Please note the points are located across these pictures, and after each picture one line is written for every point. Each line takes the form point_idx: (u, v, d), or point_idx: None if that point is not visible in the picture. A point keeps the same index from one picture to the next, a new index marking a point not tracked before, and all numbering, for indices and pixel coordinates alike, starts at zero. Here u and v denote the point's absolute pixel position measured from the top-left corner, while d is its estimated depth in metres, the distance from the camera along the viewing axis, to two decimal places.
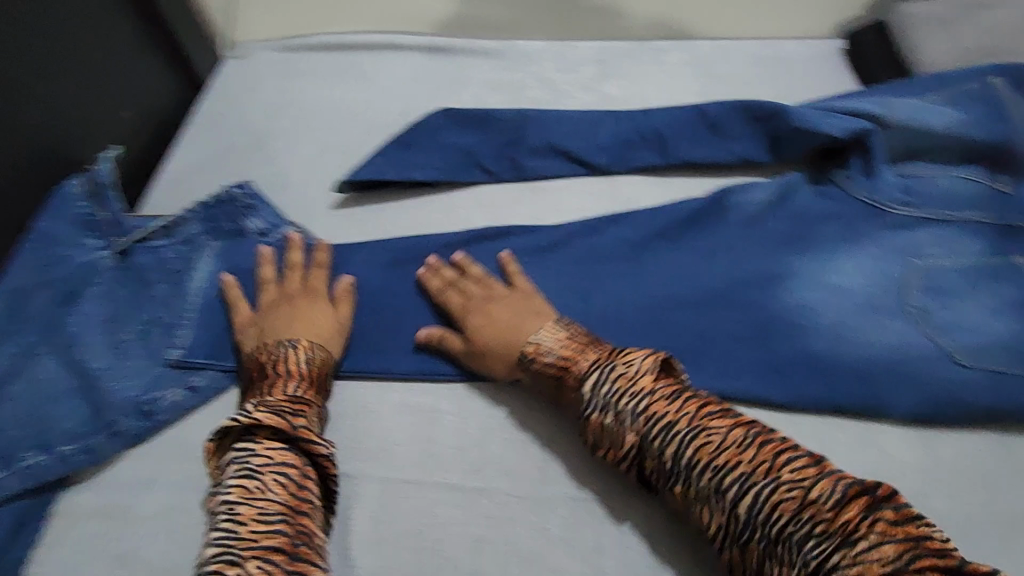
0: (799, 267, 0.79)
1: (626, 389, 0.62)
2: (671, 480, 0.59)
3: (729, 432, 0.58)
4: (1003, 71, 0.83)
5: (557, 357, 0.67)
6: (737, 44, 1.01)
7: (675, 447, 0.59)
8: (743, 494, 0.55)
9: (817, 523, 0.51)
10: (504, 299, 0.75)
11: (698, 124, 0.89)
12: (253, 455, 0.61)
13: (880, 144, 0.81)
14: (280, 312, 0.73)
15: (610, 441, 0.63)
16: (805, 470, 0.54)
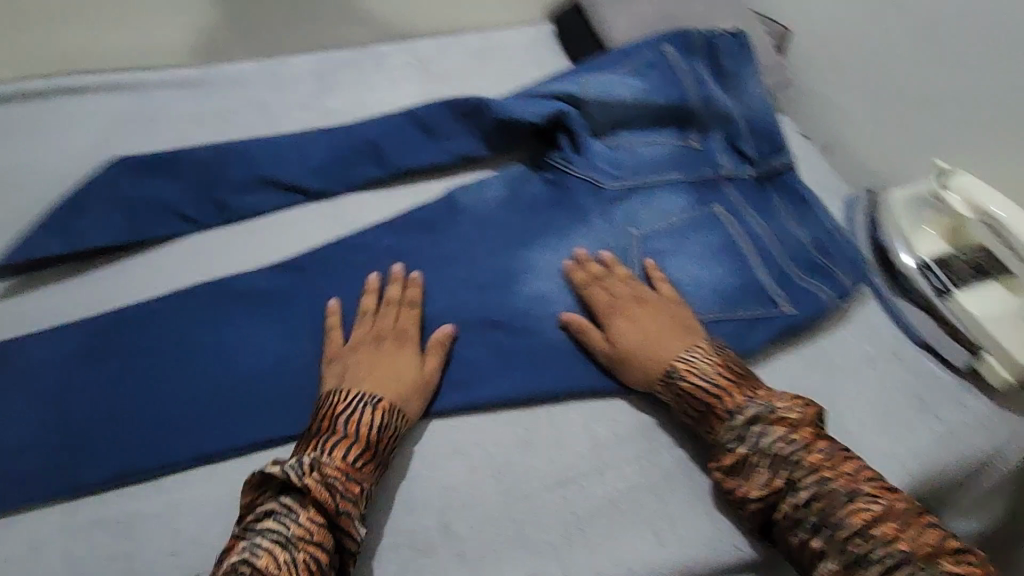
0: (533, 256, 0.80)
1: (791, 437, 0.61)
2: (806, 527, 0.59)
3: (891, 505, 0.58)
4: (671, 39, 0.92)
5: (713, 385, 0.66)
6: (423, 41, 1.07)
7: (824, 505, 0.58)
8: (892, 569, 0.55)
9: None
10: (644, 307, 0.73)
11: (410, 128, 0.85)
12: (279, 537, 0.53)
13: (579, 124, 0.87)
14: (384, 361, 0.67)
15: (750, 480, 0.62)
16: (960, 561, 0.55)
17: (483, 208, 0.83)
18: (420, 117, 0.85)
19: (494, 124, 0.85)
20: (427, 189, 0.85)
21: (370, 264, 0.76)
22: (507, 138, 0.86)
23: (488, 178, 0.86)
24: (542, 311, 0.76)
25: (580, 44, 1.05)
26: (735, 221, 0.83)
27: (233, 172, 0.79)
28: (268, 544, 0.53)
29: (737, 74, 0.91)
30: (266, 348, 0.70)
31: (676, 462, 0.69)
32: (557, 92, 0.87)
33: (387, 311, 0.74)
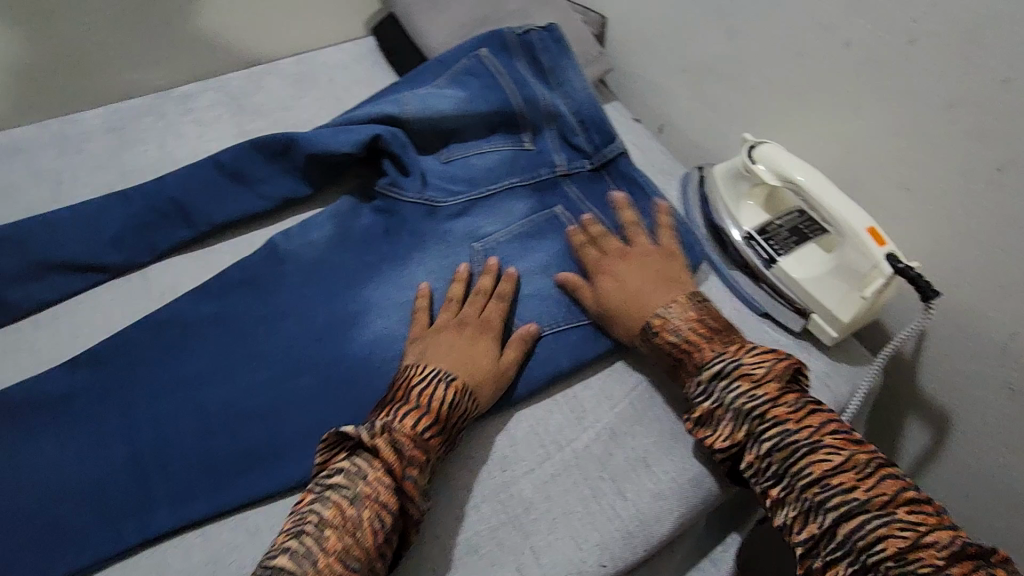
0: (372, 295, 0.75)
1: (754, 391, 0.60)
2: (768, 480, 0.58)
3: (850, 457, 0.56)
4: (486, 43, 0.90)
5: (683, 337, 0.66)
6: (233, 75, 0.99)
7: (788, 456, 0.57)
8: (848, 518, 0.53)
9: (886, 548, 0.51)
10: (642, 269, 0.72)
11: (215, 177, 0.77)
12: (362, 482, 0.55)
13: (403, 144, 0.82)
14: (462, 342, 0.67)
15: (717, 429, 0.62)
16: (921, 514, 0.52)
17: (311, 253, 0.77)
18: (222, 163, 0.77)
19: (307, 160, 0.78)
20: (249, 241, 0.79)
21: (189, 340, 0.69)
22: (328, 171, 0.81)
23: (314, 217, 0.80)
24: (386, 352, 0.71)
25: (404, 55, 1.00)
26: (574, 219, 0.83)
27: (4, 262, 0.69)
28: (371, 464, 0.56)
29: (558, 67, 0.90)
30: (66, 462, 0.61)
31: (534, 488, 0.63)
32: (374, 115, 0.83)
33: (212, 388, 0.66)
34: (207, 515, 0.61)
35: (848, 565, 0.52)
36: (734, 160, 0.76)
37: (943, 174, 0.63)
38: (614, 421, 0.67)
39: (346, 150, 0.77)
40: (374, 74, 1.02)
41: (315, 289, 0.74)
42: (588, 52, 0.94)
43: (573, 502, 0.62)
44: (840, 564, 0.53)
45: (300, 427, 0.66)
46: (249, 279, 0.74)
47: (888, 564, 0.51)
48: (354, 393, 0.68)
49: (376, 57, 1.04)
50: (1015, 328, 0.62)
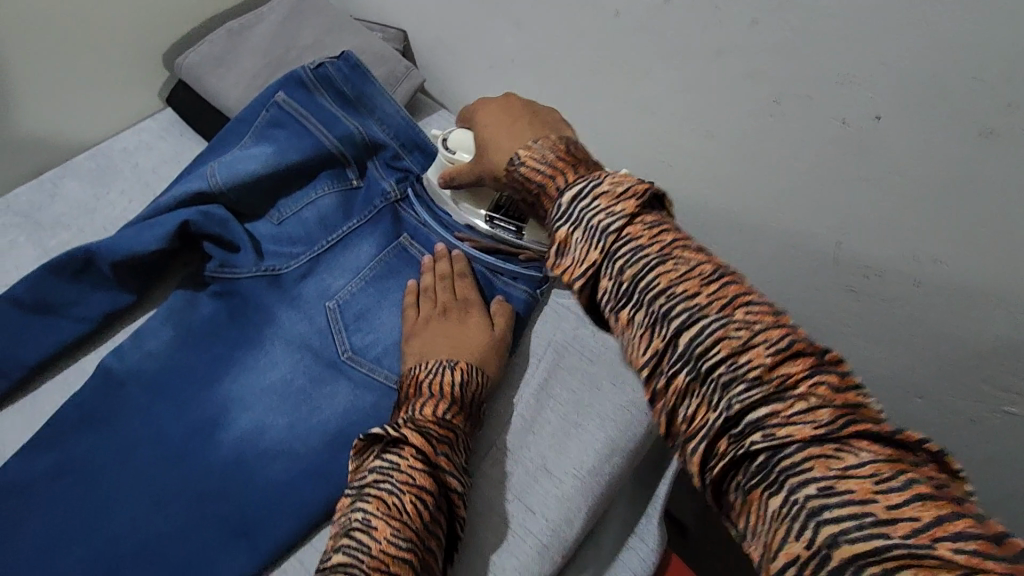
0: (229, 391, 0.69)
1: (613, 206, 0.45)
2: (616, 301, 0.44)
3: (699, 261, 0.42)
4: (283, 87, 0.84)
5: (546, 168, 0.53)
6: (19, 190, 0.89)
7: (634, 270, 0.43)
8: (687, 327, 0.40)
9: (721, 352, 0.39)
10: (509, 106, 0.62)
11: (17, 316, 0.69)
12: (396, 473, 0.53)
13: (218, 221, 0.75)
14: (458, 328, 0.68)
15: (570, 257, 0.46)
16: (761, 314, 0.39)
17: (151, 364, 0.70)
18: (19, 299, 0.69)
19: (114, 269, 0.71)
20: (81, 368, 0.71)
21: (34, 497, 0.62)
22: (147, 273, 0.74)
23: (147, 324, 0.73)
24: (257, 445, 0.66)
25: (208, 119, 0.94)
26: (415, 242, 0.79)
27: None
28: (403, 455, 0.54)
29: (365, 94, 0.84)
30: None
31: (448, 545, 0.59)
32: (182, 198, 0.77)
33: (68, 545, 0.60)
34: None
35: (686, 375, 0.40)
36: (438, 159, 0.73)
37: (733, 114, 0.66)
38: (507, 438, 0.65)
39: (153, 248, 0.71)
40: (182, 147, 0.95)
41: (163, 402, 0.68)
42: (395, 70, 0.92)
43: (486, 540, 0.60)
44: (681, 380, 0.40)
45: (178, 559, 0.60)
46: (84, 414, 0.67)
47: (725, 372, 0.38)
48: (228, 501, 0.63)
49: (181, 129, 0.97)
50: (838, 239, 0.66)
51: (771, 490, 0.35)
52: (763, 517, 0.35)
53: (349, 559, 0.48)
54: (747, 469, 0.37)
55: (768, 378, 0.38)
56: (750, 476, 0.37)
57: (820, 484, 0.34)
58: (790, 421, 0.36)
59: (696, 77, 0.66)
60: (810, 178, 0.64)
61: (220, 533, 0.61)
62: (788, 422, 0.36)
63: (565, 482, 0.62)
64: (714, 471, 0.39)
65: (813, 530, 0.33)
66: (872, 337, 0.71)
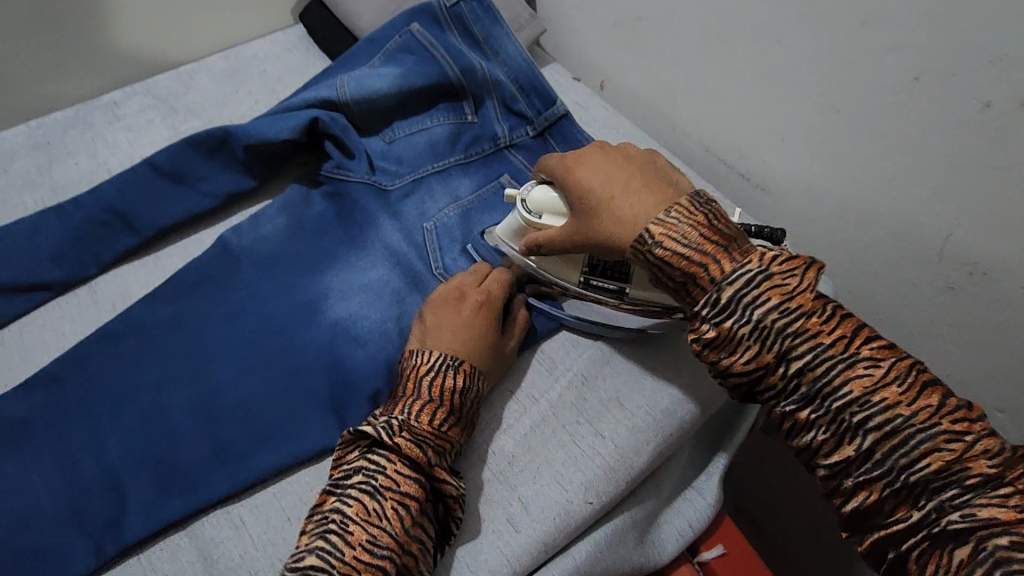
0: (329, 282, 0.73)
1: (786, 306, 0.49)
2: (786, 395, 0.49)
3: (882, 357, 0.48)
4: (416, 16, 0.87)
5: (693, 248, 0.52)
6: (158, 77, 0.96)
7: (817, 377, 0.48)
8: (882, 434, 0.46)
9: (926, 464, 0.45)
10: (613, 165, 0.60)
11: (154, 180, 0.75)
12: (381, 476, 0.53)
13: (340, 128, 0.80)
14: (461, 320, 0.63)
15: (727, 348, 0.50)
16: (964, 422, 0.45)
17: (264, 246, 0.75)
18: (157, 165, 0.75)
19: (246, 151, 0.77)
20: (199, 240, 0.77)
21: (147, 340, 0.67)
22: (270, 163, 0.79)
23: (263, 211, 0.78)
24: (350, 334, 0.69)
25: (336, 39, 0.99)
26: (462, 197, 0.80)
27: None
28: (390, 458, 0.54)
29: (492, 35, 0.87)
30: (30, 486, 0.58)
31: (514, 442, 0.63)
32: (311, 101, 0.81)
33: (172, 386, 0.64)
34: (182, 516, 0.58)
35: (879, 475, 0.46)
36: (510, 217, 0.68)
37: (867, 91, 0.66)
38: (586, 367, 0.68)
39: (285, 136, 0.76)
40: (306, 62, 1.00)
41: (269, 280, 0.72)
42: (519, 16, 0.94)
43: (554, 452, 0.63)
44: (876, 485, 0.46)
45: (270, 419, 0.63)
46: (200, 278, 0.72)
47: (885, 426, 0.46)
48: (321, 378, 0.66)
49: (308, 44, 1.02)
50: (951, 231, 0.65)
51: (959, 549, 0.43)
52: (948, 570, 0.43)
53: (321, 559, 0.49)
54: (931, 538, 0.44)
55: (960, 466, 0.44)
56: (938, 548, 0.44)
57: (964, 512, 0.43)
58: (985, 507, 0.43)
59: (834, 51, 0.67)
60: (939, 165, 0.64)
61: (307, 404, 0.64)
62: (987, 503, 0.43)
63: (635, 415, 0.64)
64: (901, 546, 0.46)
65: (993, 555, 0.42)
66: (965, 346, 0.70)
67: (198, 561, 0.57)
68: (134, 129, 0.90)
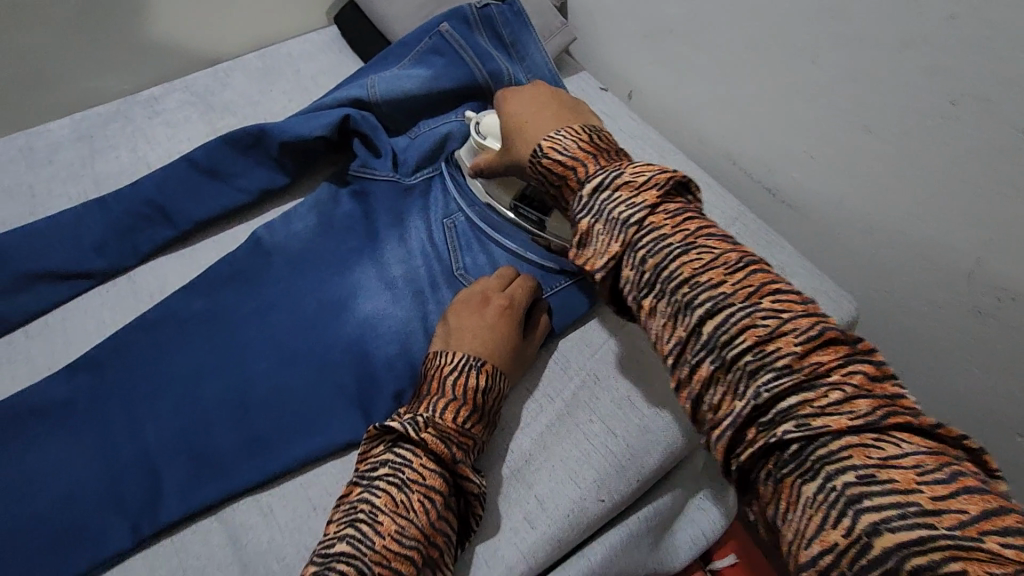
0: (357, 280, 0.75)
1: (649, 221, 0.50)
2: (638, 289, 0.50)
3: (727, 254, 0.47)
4: (447, 17, 0.88)
5: (568, 155, 0.57)
6: (197, 74, 0.99)
7: (659, 264, 0.48)
8: (712, 317, 0.45)
9: (747, 340, 0.43)
10: (534, 97, 0.65)
11: (193, 175, 0.77)
12: (408, 469, 0.54)
13: (368, 125, 0.81)
14: (483, 322, 0.65)
15: (588, 246, 0.53)
16: (804, 314, 0.44)
17: (295, 243, 0.77)
18: (197, 161, 0.77)
19: (281, 149, 0.79)
20: (233, 234, 0.79)
21: (181, 329, 0.69)
22: (303, 161, 0.81)
23: (295, 209, 0.80)
24: (376, 332, 0.71)
25: (370, 41, 1.01)
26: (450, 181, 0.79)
27: None
28: (416, 453, 0.55)
29: (521, 40, 0.88)
30: (70, 465, 0.60)
31: (531, 441, 0.65)
32: (342, 99, 0.83)
33: (204, 376, 0.66)
34: (213, 500, 0.60)
35: (712, 364, 0.45)
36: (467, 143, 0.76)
37: (900, 112, 0.66)
38: (605, 370, 0.69)
39: (318, 134, 0.78)
40: (339, 62, 1.03)
41: (299, 276, 0.75)
42: (550, 24, 0.95)
43: (569, 450, 0.64)
44: (709, 372, 0.45)
45: (297, 411, 0.65)
46: (233, 272, 0.74)
47: (750, 360, 0.43)
48: (347, 373, 0.68)
49: (342, 45, 1.05)
50: (979, 254, 0.65)
51: (800, 473, 0.39)
52: (793, 501, 0.39)
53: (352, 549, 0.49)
54: (777, 459, 0.41)
55: (800, 367, 0.41)
56: (783, 468, 0.40)
57: (799, 422, 0.40)
58: (820, 409, 0.40)
59: (869, 72, 0.67)
60: (970, 188, 0.64)
61: (333, 399, 0.66)
62: (822, 412, 0.40)
63: (646, 415, 0.65)
64: (744, 458, 0.43)
65: (850, 517, 0.36)
66: (988, 370, 0.70)
67: (227, 545, 0.59)
68: (172, 124, 0.92)
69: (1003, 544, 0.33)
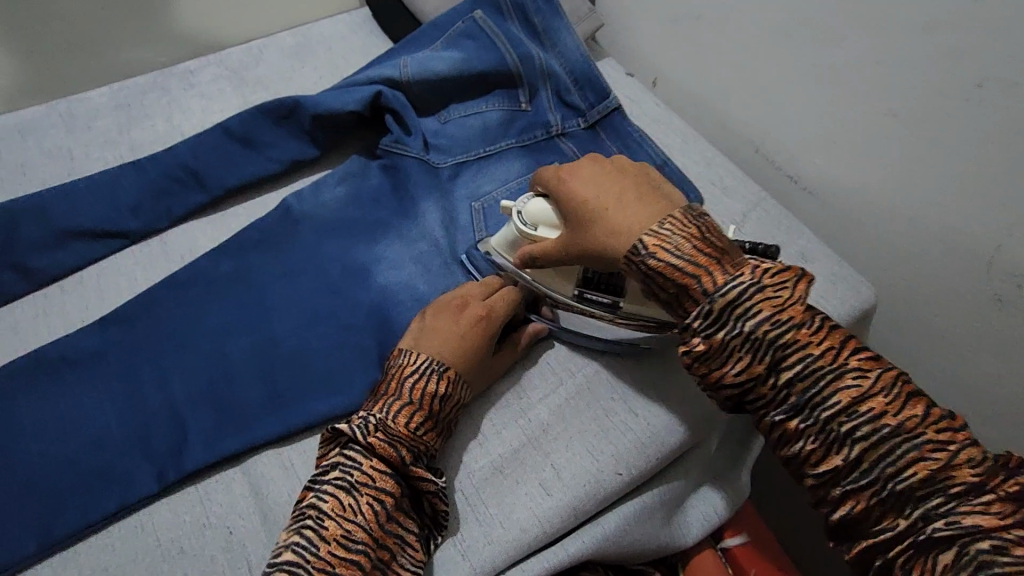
0: (382, 250, 0.76)
1: (778, 318, 0.50)
2: (777, 405, 0.50)
3: (875, 376, 0.48)
4: (480, 4, 0.91)
5: (683, 260, 0.53)
6: (231, 50, 1.01)
7: (807, 388, 0.49)
8: (868, 445, 0.47)
9: (914, 473, 0.45)
10: (603, 174, 0.61)
11: (226, 142, 0.79)
12: (355, 473, 0.55)
13: (399, 104, 0.83)
14: (449, 326, 0.64)
15: (719, 361, 0.52)
16: (950, 432, 0.46)
17: (323, 213, 0.79)
18: (231, 129, 0.80)
19: (312, 121, 0.80)
20: (263, 202, 0.81)
21: (211, 288, 0.71)
22: (333, 134, 0.83)
23: (323, 180, 0.82)
24: (399, 300, 0.72)
25: (400, 22, 1.03)
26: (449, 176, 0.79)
27: (29, 228, 0.71)
28: (364, 456, 0.56)
29: (552, 27, 0.89)
30: (101, 412, 0.62)
31: (549, 411, 0.66)
32: (375, 78, 0.85)
33: (231, 334, 0.68)
34: (237, 451, 0.62)
35: (864, 486, 0.47)
36: (504, 229, 0.68)
37: (927, 96, 0.66)
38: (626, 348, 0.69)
39: (351, 108, 0.80)
40: (369, 42, 1.04)
41: (326, 244, 0.76)
42: (578, 9, 0.96)
43: (587, 422, 0.65)
44: (862, 494, 0.47)
45: (321, 372, 0.67)
46: (262, 237, 0.76)
47: (842, 416, 0.48)
48: (370, 337, 0.69)
49: (372, 26, 1.07)
50: (1002, 240, 0.65)
51: (949, 554, 0.43)
52: (933, 571, 0.43)
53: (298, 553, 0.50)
54: (918, 548, 0.44)
55: (940, 474, 0.45)
56: (922, 553, 0.44)
57: (948, 520, 0.44)
58: (969, 513, 0.43)
59: (897, 56, 0.67)
60: (995, 173, 0.63)
61: (356, 362, 0.68)
62: (972, 512, 0.43)
63: (672, 399, 0.66)
64: (887, 554, 0.46)
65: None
66: (1009, 360, 0.69)
67: (250, 495, 0.60)
68: (206, 96, 0.95)
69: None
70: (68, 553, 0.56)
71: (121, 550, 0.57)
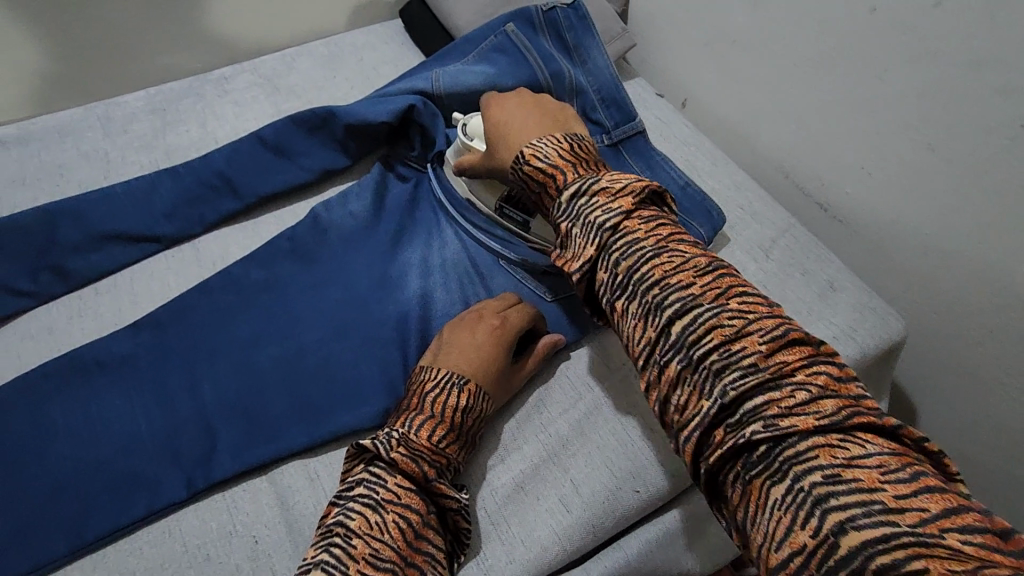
0: (409, 263, 0.77)
1: (623, 224, 0.54)
2: (612, 290, 0.54)
3: (715, 279, 0.50)
4: (514, 18, 0.90)
5: (548, 163, 0.61)
6: (265, 58, 1.03)
7: (631, 265, 0.52)
8: (677, 313, 0.49)
9: (713, 339, 0.47)
10: (523, 106, 0.69)
11: (260, 151, 0.81)
12: (382, 489, 0.54)
13: (430, 115, 0.83)
14: (471, 337, 0.64)
15: (570, 250, 0.57)
16: (792, 347, 0.46)
17: (351, 223, 0.79)
18: (265, 138, 0.81)
19: (345, 132, 0.81)
20: (292, 211, 0.82)
21: (240, 297, 0.72)
22: (363, 144, 0.84)
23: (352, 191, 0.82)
24: (424, 315, 0.73)
25: (433, 36, 1.04)
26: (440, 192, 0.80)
27: (68, 231, 0.73)
28: (388, 472, 0.55)
29: (583, 44, 0.89)
30: (132, 416, 0.63)
31: (570, 427, 0.66)
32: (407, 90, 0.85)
33: (260, 343, 0.69)
34: (263, 461, 0.62)
35: (678, 361, 0.49)
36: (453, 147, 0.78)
37: (968, 133, 0.65)
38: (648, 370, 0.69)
39: (383, 119, 0.80)
40: (401, 54, 1.05)
41: (354, 255, 0.77)
42: (610, 29, 0.97)
43: (608, 440, 0.65)
44: (674, 364, 0.49)
45: (346, 384, 0.67)
46: (292, 246, 0.77)
47: (716, 355, 0.47)
48: (396, 351, 0.70)
49: (404, 37, 1.08)
50: None
51: (768, 468, 0.42)
52: (763, 505, 0.42)
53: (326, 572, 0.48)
54: (746, 460, 0.44)
55: (761, 365, 0.45)
56: (753, 468, 0.43)
57: (767, 422, 0.43)
58: (789, 412, 0.43)
59: (941, 92, 0.66)
60: None
61: (381, 376, 0.68)
62: (789, 412, 0.43)
63: None
64: (714, 459, 0.45)
65: (819, 517, 0.38)
66: None
67: (275, 504, 0.61)
68: (240, 103, 0.96)
69: (962, 540, 0.35)
70: (98, 556, 0.57)
71: (149, 555, 0.58)
